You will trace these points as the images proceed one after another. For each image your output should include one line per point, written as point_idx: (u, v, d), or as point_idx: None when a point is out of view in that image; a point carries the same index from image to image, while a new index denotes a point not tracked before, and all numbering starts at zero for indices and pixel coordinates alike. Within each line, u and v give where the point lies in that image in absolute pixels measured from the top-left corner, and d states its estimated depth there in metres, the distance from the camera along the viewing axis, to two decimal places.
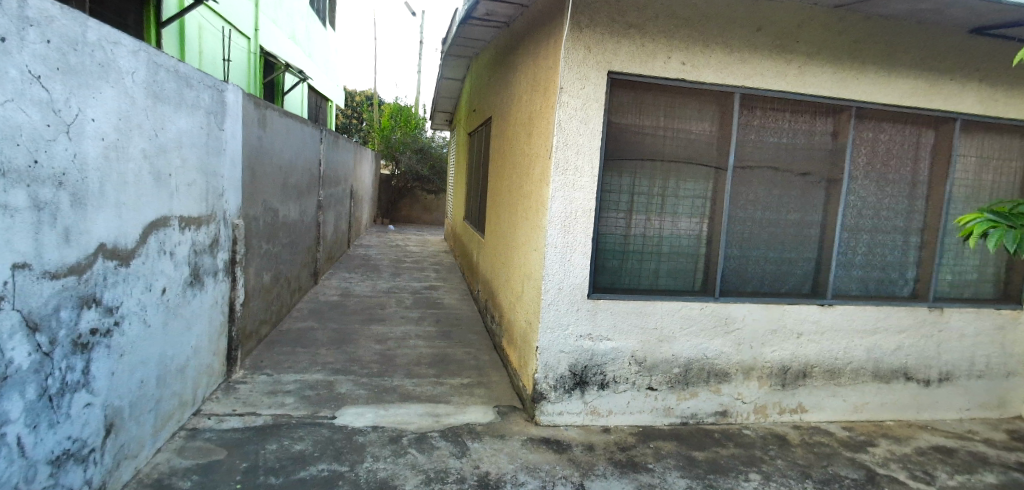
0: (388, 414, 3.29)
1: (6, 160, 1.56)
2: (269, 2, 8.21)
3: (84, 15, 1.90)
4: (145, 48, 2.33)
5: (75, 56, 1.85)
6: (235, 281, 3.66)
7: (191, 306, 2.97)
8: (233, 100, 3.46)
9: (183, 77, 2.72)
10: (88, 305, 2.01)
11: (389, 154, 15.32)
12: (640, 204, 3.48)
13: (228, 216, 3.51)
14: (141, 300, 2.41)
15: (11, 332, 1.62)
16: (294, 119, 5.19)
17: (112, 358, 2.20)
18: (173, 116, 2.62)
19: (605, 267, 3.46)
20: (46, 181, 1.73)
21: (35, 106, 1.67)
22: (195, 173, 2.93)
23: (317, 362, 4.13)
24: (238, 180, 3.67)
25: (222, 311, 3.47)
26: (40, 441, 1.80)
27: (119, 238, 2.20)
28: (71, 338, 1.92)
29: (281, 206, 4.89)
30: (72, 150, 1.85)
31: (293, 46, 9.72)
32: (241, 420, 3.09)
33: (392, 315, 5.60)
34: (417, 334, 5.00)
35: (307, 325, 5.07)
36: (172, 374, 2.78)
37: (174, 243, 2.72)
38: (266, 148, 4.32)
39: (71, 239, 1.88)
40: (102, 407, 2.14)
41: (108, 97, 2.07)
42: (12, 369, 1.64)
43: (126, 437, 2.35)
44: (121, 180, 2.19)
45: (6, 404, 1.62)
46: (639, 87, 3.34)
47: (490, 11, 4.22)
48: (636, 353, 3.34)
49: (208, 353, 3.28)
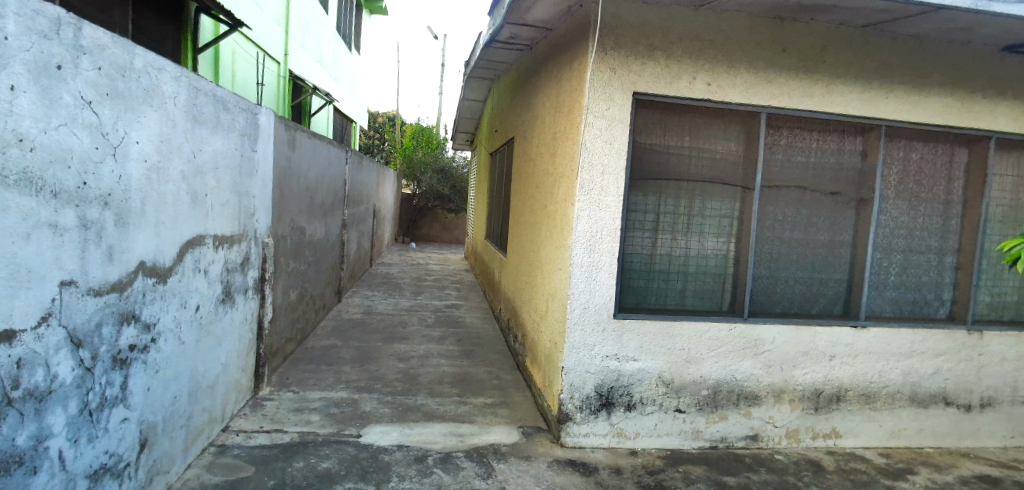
0: (412, 433, 3.29)
1: (58, 182, 1.62)
2: (298, 28, 8.48)
3: (133, 43, 1.99)
4: (187, 73, 2.42)
5: (123, 81, 1.94)
6: (264, 298, 3.72)
7: (222, 323, 3.03)
8: (265, 122, 3.56)
9: (220, 101, 2.82)
10: (127, 322, 2.06)
11: (411, 174, 15.46)
12: (665, 223, 3.46)
13: (259, 235, 3.59)
14: (176, 317, 2.46)
15: (57, 347, 1.67)
16: (321, 140, 5.30)
17: (148, 374, 2.24)
18: (209, 138, 2.71)
19: (631, 287, 3.44)
20: (94, 201, 1.80)
21: (86, 129, 1.74)
22: (229, 194, 3.01)
23: (341, 380, 4.15)
24: (269, 200, 3.75)
25: (250, 329, 3.53)
26: (79, 456, 1.83)
27: (158, 256, 2.27)
28: (111, 353, 1.97)
29: (308, 225, 4.97)
30: (117, 171, 1.93)
31: (320, 70, 9.99)
32: (269, 437, 3.11)
33: (414, 333, 5.61)
34: (439, 353, 5.00)
35: (331, 343, 5.11)
36: (203, 390, 2.82)
37: (208, 260, 2.78)
38: (294, 169, 4.43)
39: (114, 257, 1.94)
40: (137, 422, 2.18)
41: (151, 121, 2.15)
42: (56, 383, 1.69)
43: (159, 453, 2.38)
44: (161, 200, 2.26)
45: (50, 417, 1.67)
46: (665, 108, 3.35)
47: (514, 34, 4.29)
48: (663, 374, 3.29)
49: (237, 369, 3.32)
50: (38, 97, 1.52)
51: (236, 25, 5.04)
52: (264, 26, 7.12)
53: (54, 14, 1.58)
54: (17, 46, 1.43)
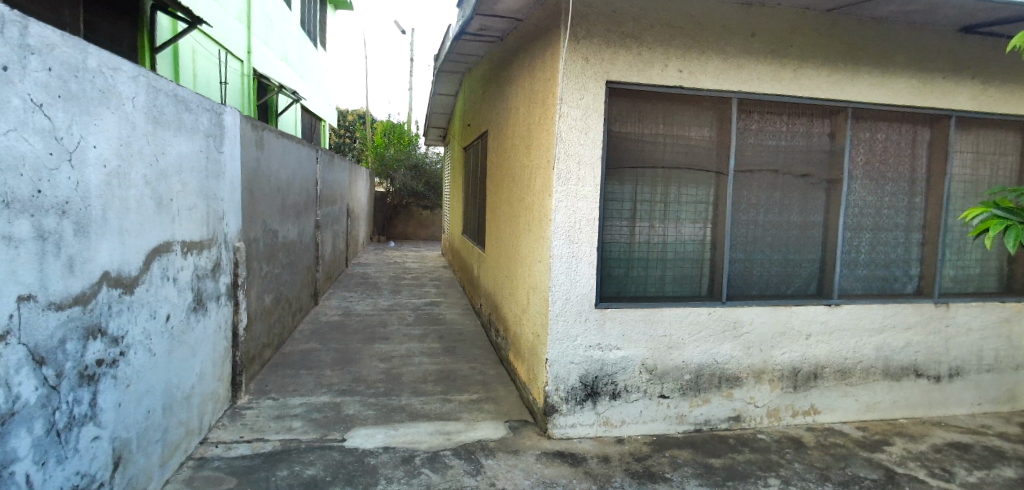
0: (398, 433, 3.25)
1: (10, 191, 1.53)
2: (261, 25, 8.25)
3: (85, 42, 1.89)
4: (145, 73, 2.32)
5: (76, 82, 1.84)
6: (238, 304, 3.62)
7: (195, 332, 2.93)
8: (231, 123, 3.45)
9: (182, 101, 2.71)
10: (93, 336, 1.98)
11: (383, 172, 15.26)
12: (643, 211, 3.47)
13: (229, 239, 3.48)
14: (146, 328, 2.37)
15: (18, 366, 1.59)
16: (290, 139, 5.17)
17: (119, 389, 2.16)
18: (172, 140, 2.61)
19: (611, 276, 3.45)
20: (50, 209, 1.71)
21: (38, 134, 1.65)
22: (196, 198, 2.91)
23: (322, 383, 4.08)
24: (238, 203, 3.64)
25: (225, 337, 3.43)
26: (49, 478, 1.75)
27: (123, 265, 2.17)
28: (77, 369, 1.88)
29: (280, 227, 4.85)
30: (75, 178, 1.83)
31: (285, 68, 9.73)
32: (250, 447, 3.03)
33: (395, 333, 5.55)
34: (421, 351, 4.95)
35: (310, 346, 5.01)
36: (178, 402, 2.73)
37: (177, 268, 2.68)
38: (264, 170, 4.31)
39: (76, 268, 1.85)
40: (109, 440, 2.09)
41: (109, 124, 2.05)
42: (19, 404, 1.60)
43: (134, 470, 2.29)
44: (123, 207, 2.16)
45: (14, 441, 1.58)
46: (638, 96, 3.36)
47: (484, 25, 4.23)
48: (646, 361, 3.31)
49: (213, 378, 3.23)
50: None
51: (196, 22, 4.86)
52: (225, 23, 6.89)
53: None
54: None
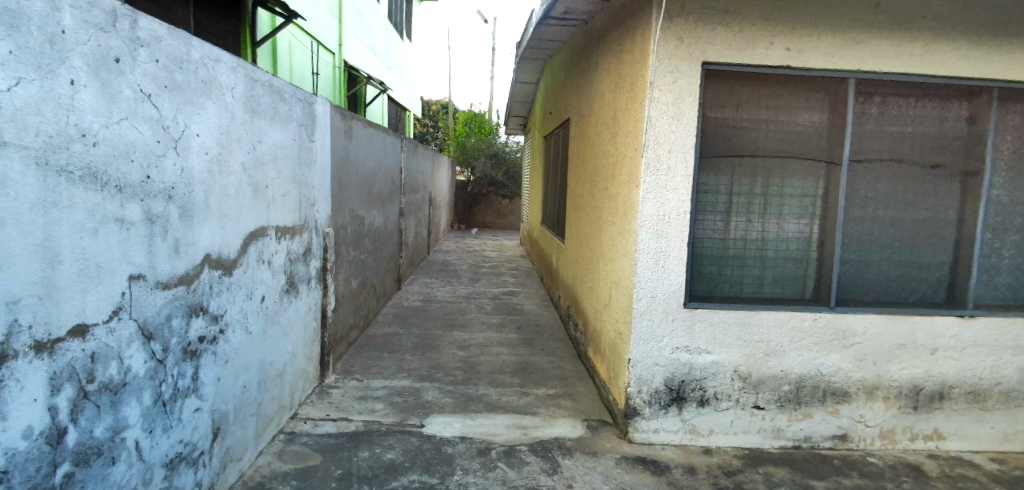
0: (475, 424, 3.23)
1: (122, 177, 1.63)
2: (351, 18, 8.57)
3: (188, 35, 1.98)
4: (243, 65, 2.42)
5: (181, 74, 1.93)
6: (327, 288, 3.76)
7: (288, 313, 3.07)
8: (322, 112, 3.57)
9: (277, 91, 2.82)
10: (196, 314, 2.09)
11: (465, 161, 15.52)
12: (741, 206, 3.19)
13: (319, 225, 3.61)
14: (243, 308, 2.50)
15: (129, 340, 1.70)
16: (377, 129, 5.32)
17: (218, 364, 2.28)
18: (268, 129, 2.71)
19: (702, 274, 3.20)
20: (157, 195, 1.80)
21: (147, 123, 1.74)
22: (289, 184, 3.02)
23: (403, 368, 4.17)
24: (328, 190, 3.78)
25: (315, 317, 3.59)
26: (155, 445, 1.87)
27: (223, 248, 2.29)
28: (182, 345, 1.99)
29: (366, 215, 5.01)
30: (179, 165, 1.93)
31: (373, 59, 10.07)
32: (335, 426, 3.14)
33: (472, 321, 5.58)
34: (499, 341, 4.94)
35: (393, 330, 5.15)
36: (272, 378, 2.88)
37: (272, 251, 2.81)
38: (352, 159, 4.46)
39: (181, 250, 1.96)
40: (210, 412, 2.22)
41: (210, 112, 2.15)
42: (130, 375, 1.71)
43: (231, 441, 2.43)
44: (224, 192, 2.27)
45: (125, 409, 1.70)
46: (736, 78, 3.07)
47: (569, 8, 4.07)
48: (739, 368, 3.06)
49: (303, 357, 3.38)
50: (98, 92, 1.52)
51: (291, 17, 5.06)
52: (318, 18, 7.21)
53: (110, 7, 1.58)
54: (74, 40, 1.43)
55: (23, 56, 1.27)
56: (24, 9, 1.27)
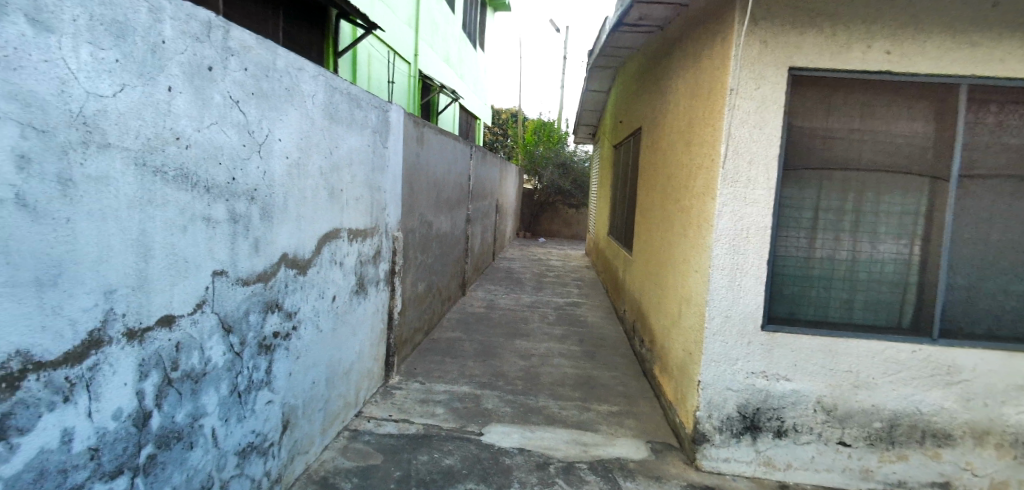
0: (534, 436, 3.17)
1: (210, 178, 1.73)
2: (427, 29, 8.83)
3: (275, 44, 2.08)
4: (324, 74, 2.52)
5: (267, 81, 2.04)
6: (394, 290, 3.85)
7: (357, 313, 3.16)
8: (396, 120, 3.67)
9: (354, 99, 2.92)
10: (272, 310, 2.18)
11: (533, 169, 15.57)
12: (829, 223, 2.94)
13: (389, 229, 3.71)
14: (315, 306, 2.59)
15: (210, 332, 1.79)
16: (448, 136, 5.42)
17: (290, 359, 2.37)
18: (345, 135, 2.81)
19: (783, 295, 2.98)
20: (241, 196, 1.90)
21: (234, 128, 1.84)
22: (362, 189, 3.12)
23: (465, 373, 4.18)
24: (399, 195, 3.88)
25: (382, 319, 3.67)
26: (230, 433, 1.96)
27: (299, 248, 2.38)
28: (258, 339, 2.08)
29: (434, 220, 5.11)
30: (262, 167, 2.03)
31: (447, 69, 10.32)
32: (397, 426, 3.19)
33: (535, 330, 5.53)
34: (561, 353, 4.85)
35: (456, 335, 5.20)
36: (339, 376, 2.97)
37: (344, 253, 2.90)
38: (423, 165, 4.56)
39: (260, 249, 2.05)
40: (281, 405, 2.31)
41: (292, 118, 2.25)
42: (210, 366, 1.81)
43: (299, 434, 2.52)
44: (301, 194, 2.37)
45: (205, 397, 1.79)
46: (828, 85, 2.85)
47: (645, 14, 3.95)
48: (823, 399, 2.82)
49: (369, 357, 3.47)
50: (192, 98, 1.63)
51: (370, 28, 5.27)
52: (396, 29, 7.48)
53: (206, 18, 1.69)
54: (172, 49, 1.54)
55: (127, 64, 1.38)
56: (129, 21, 1.38)
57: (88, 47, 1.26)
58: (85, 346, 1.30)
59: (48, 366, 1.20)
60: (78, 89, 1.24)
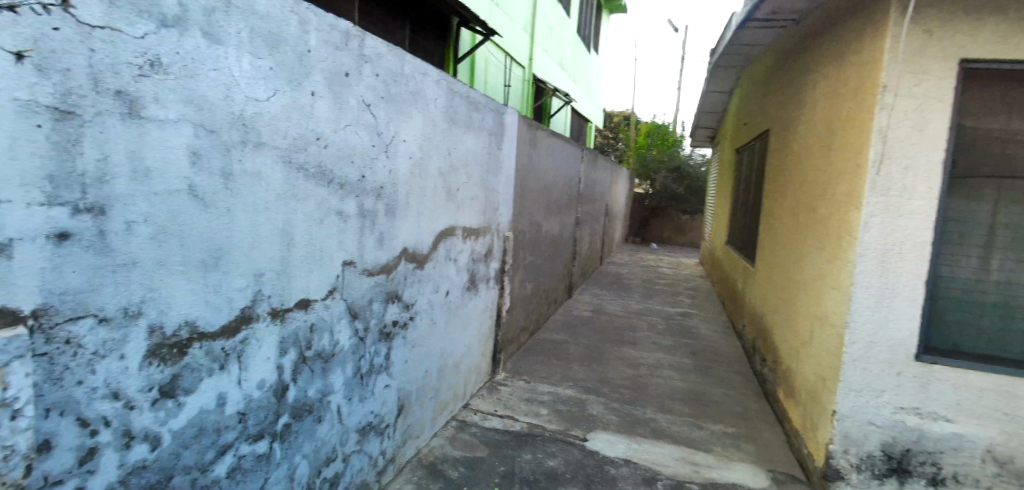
0: (640, 449, 3.05)
1: (344, 176, 1.88)
2: (542, 33, 8.90)
3: (404, 52, 2.21)
4: (446, 78, 2.64)
5: (395, 86, 2.17)
6: (503, 289, 3.92)
7: (468, 308, 3.27)
8: (511, 123, 3.75)
9: (473, 102, 3.02)
10: (392, 301, 2.32)
11: (645, 173, 15.10)
12: (1008, 242, 2.50)
13: (501, 229, 3.79)
14: (430, 299, 2.71)
15: (339, 317, 1.94)
16: (560, 139, 5.42)
17: (407, 348, 2.51)
18: (462, 137, 2.92)
19: (944, 323, 2.57)
20: (369, 192, 2.04)
21: (366, 130, 1.98)
22: (477, 189, 3.22)
23: (569, 377, 4.15)
24: (511, 196, 3.95)
25: (491, 316, 3.76)
26: (353, 412, 2.11)
27: (418, 243, 2.51)
28: (379, 327, 2.22)
29: (544, 222, 5.13)
30: (389, 167, 2.17)
31: (560, 72, 10.34)
32: (502, 422, 3.24)
33: (643, 339, 5.34)
34: (671, 364, 4.63)
35: (561, 338, 5.18)
36: (450, 368, 3.09)
37: (458, 250, 3.02)
38: (535, 167, 4.60)
39: (384, 242, 2.19)
40: (397, 390, 2.45)
41: (416, 121, 2.38)
42: (338, 348, 1.96)
43: (412, 420, 2.66)
44: (422, 193, 2.50)
45: (332, 377, 1.94)
46: (1009, 79, 2.45)
47: (778, 7, 3.64)
48: (994, 448, 2.38)
49: (478, 352, 3.56)
50: (331, 102, 1.78)
51: (489, 34, 5.41)
52: (513, 34, 7.63)
53: (345, 29, 1.84)
54: (316, 57, 1.69)
55: (279, 72, 1.54)
56: (282, 33, 1.54)
57: (249, 57, 1.43)
58: (238, 321, 1.47)
59: (209, 336, 1.38)
60: (240, 94, 1.41)
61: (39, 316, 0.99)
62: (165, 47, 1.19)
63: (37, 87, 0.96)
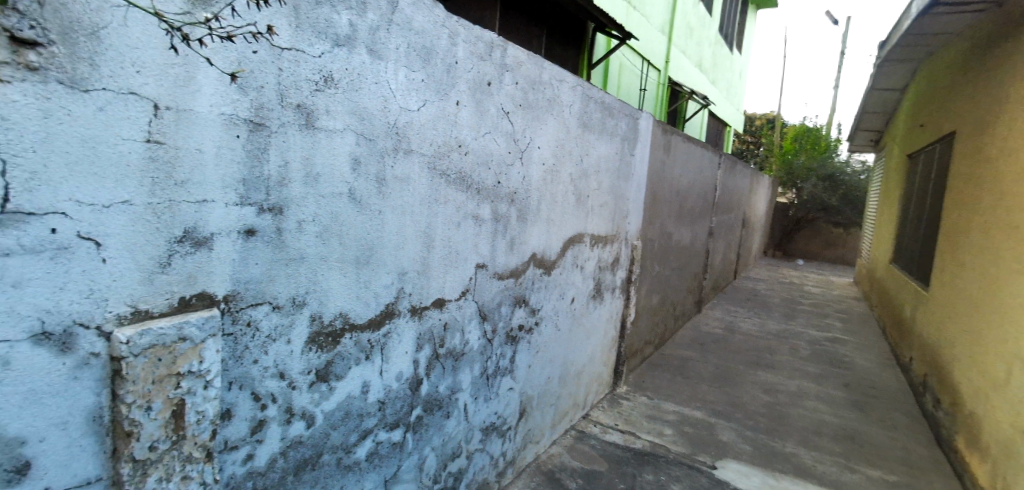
0: (778, 486, 2.76)
1: (482, 181, 1.94)
2: (681, 34, 8.51)
3: (543, 59, 2.23)
4: (582, 84, 2.61)
5: (533, 93, 2.20)
6: (629, 299, 3.80)
7: (592, 317, 3.21)
8: (645, 127, 3.62)
9: (608, 107, 2.96)
10: (519, 305, 2.35)
11: (791, 181, 13.75)
12: None
13: (630, 237, 3.67)
14: (556, 306, 2.71)
15: (470, 318, 2.01)
16: (696, 144, 5.13)
17: (531, 353, 2.53)
18: (596, 142, 2.87)
19: None
20: (503, 197, 2.09)
21: (503, 137, 2.03)
22: (608, 195, 3.15)
23: (697, 397, 3.89)
24: (642, 204, 3.81)
25: (615, 326, 3.66)
26: (478, 411, 2.17)
27: (547, 249, 2.51)
28: (506, 330, 2.26)
29: (675, 231, 4.88)
30: (523, 173, 2.20)
31: (698, 74, 9.80)
32: (622, 438, 3.13)
33: (783, 364, 4.84)
34: (817, 395, 4.14)
35: (688, 354, 4.89)
36: (571, 376, 3.05)
37: (585, 257, 2.97)
38: (668, 173, 4.40)
39: (515, 247, 2.22)
40: (519, 393, 2.47)
41: (551, 127, 2.39)
42: (468, 347, 2.03)
43: (533, 424, 2.67)
44: (553, 199, 2.50)
45: (461, 375, 2.02)
46: None
47: None
48: None
49: (600, 363, 3.49)
50: (473, 110, 1.84)
51: (625, 38, 5.29)
52: (650, 37, 7.39)
53: (490, 39, 1.89)
54: (462, 68, 1.76)
55: (429, 83, 1.63)
56: (433, 46, 1.63)
57: (404, 71, 1.53)
58: (382, 316, 1.58)
59: (358, 328, 1.50)
60: (395, 105, 1.51)
61: (229, 300, 1.15)
62: (336, 64, 1.32)
63: (239, 103, 1.11)
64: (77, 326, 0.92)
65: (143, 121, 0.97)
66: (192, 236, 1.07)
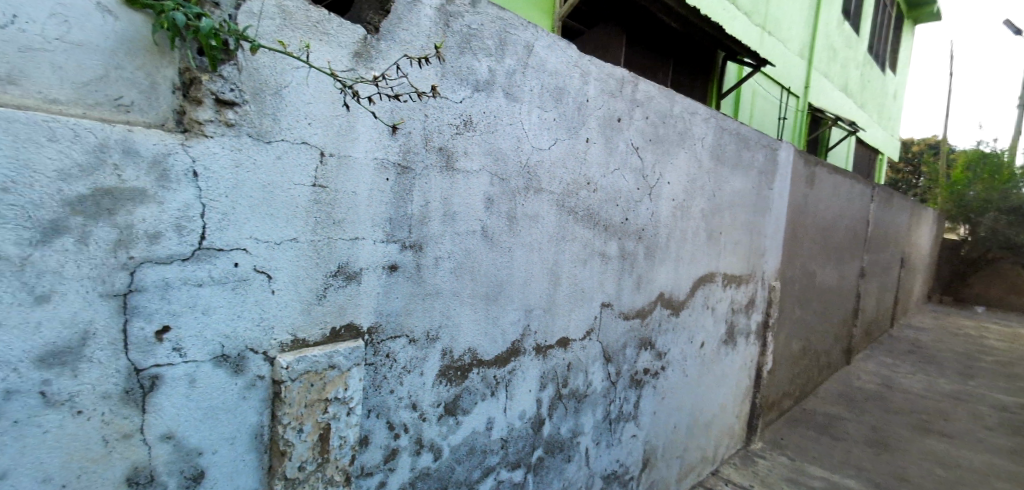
0: None
1: (609, 218, 1.89)
2: (823, 56, 7.85)
3: (675, 92, 2.16)
4: (716, 115, 2.48)
5: (663, 127, 2.13)
6: (765, 345, 3.45)
7: (723, 363, 2.96)
8: (785, 158, 3.34)
9: (744, 138, 2.78)
10: (645, 347, 2.23)
11: (963, 215, 11.82)
12: None
13: (767, 276, 3.36)
14: (684, 350, 2.53)
15: (594, 359, 1.94)
16: (844, 175, 4.61)
17: (656, 398, 2.37)
18: (730, 176, 2.70)
19: None
20: (631, 234, 2.02)
21: (632, 173, 1.98)
22: (742, 232, 2.93)
23: (850, 463, 3.38)
24: (780, 241, 3.48)
25: (749, 374, 3.33)
26: (600, 457, 2.07)
27: (676, 288, 2.38)
28: (631, 373, 2.15)
29: (819, 270, 4.39)
30: (651, 209, 2.12)
31: (844, 98, 8.92)
32: None
33: (963, 432, 4.06)
34: (1013, 476, 3.39)
35: (836, 412, 4.29)
36: (700, 426, 2.81)
37: (717, 298, 2.76)
38: (811, 207, 3.99)
39: (642, 286, 2.13)
40: (643, 441, 2.33)
41: (682, 161, 2.29)
42: (591, 389, 1.95)
43: (657, 476, 2.49)
44: (683, 235, 2.37)
45: (584, 417, 1.94)
46: None
47: None
48: None
49: (732, 414, 3.18)
50: (603, 147, 1.82)
51: (760, 64, 4.99)
52: (787, 62, 6.90)
53: (622, 76, 1.87)
54: (593, 106, 1.75)
55: (561, 122, 1.64)
56: (565, 86, 1.64)
57: (537, 111, 1.55)
58: (508, 353, 1.58)
59: (485, 364, 1.51)
60: (527, 144, 1.54)
61: (372, 332, 1.22)
62: (475, 107, 1.38)
63: (390, 148, 1.20)
64: (248, 350, 1.02)
65: (311, 167, 1.07)
66: (344, 271, 1.15)
